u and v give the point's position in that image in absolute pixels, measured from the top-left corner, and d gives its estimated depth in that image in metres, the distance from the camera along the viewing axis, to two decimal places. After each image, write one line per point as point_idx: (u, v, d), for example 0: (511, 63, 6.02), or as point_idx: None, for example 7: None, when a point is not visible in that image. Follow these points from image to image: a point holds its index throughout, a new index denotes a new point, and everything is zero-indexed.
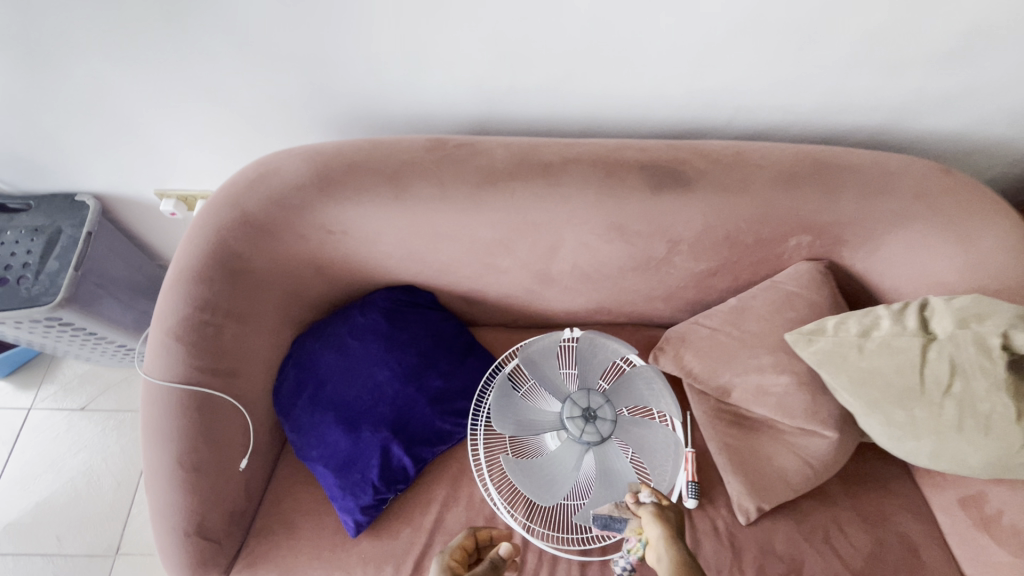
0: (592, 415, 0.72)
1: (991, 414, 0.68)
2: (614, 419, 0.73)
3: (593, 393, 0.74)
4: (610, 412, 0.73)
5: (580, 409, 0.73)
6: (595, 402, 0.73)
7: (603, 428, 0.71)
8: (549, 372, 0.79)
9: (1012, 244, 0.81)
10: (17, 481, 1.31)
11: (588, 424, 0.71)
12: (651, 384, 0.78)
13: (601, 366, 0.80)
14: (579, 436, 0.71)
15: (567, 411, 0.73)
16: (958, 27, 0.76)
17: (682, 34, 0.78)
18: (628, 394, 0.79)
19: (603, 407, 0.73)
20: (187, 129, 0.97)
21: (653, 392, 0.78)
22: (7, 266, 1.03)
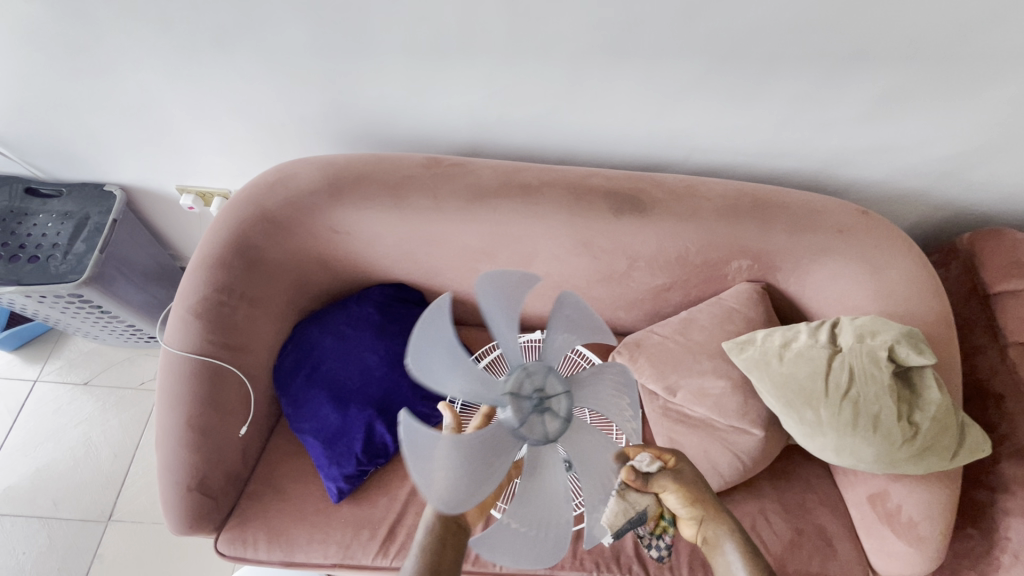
0: (547, 402, 0.62)
1: (878, 415, 0.83)
2: (565, 388, 0.64)
3: (534, 375, 0.62)
4: (558, 385, 0.64)
5: (530, 403, 0.61)
6: (541, 384, 0.62)
7: (561, 406, 0.63)
8: (461, 375, 0.60)
9: (915, 277, 0.96)
10: (20, 447, 1.40)
11: (546, 415, 0.62)
12: (570, 317, 0.67)
13: (514, 322, 0.65)
14: (546, 434, 0.62)
15: (520, 416, 0.60)
16: (873, 94, 0.92)
17: (646, 83, 0.93)
18: (556, 340, 0.67)
19: (549, 383, 0.63)
20: (215, 133, 1.09)
21: (576, 327, 0.68)
22: (36, 245, 1.13)
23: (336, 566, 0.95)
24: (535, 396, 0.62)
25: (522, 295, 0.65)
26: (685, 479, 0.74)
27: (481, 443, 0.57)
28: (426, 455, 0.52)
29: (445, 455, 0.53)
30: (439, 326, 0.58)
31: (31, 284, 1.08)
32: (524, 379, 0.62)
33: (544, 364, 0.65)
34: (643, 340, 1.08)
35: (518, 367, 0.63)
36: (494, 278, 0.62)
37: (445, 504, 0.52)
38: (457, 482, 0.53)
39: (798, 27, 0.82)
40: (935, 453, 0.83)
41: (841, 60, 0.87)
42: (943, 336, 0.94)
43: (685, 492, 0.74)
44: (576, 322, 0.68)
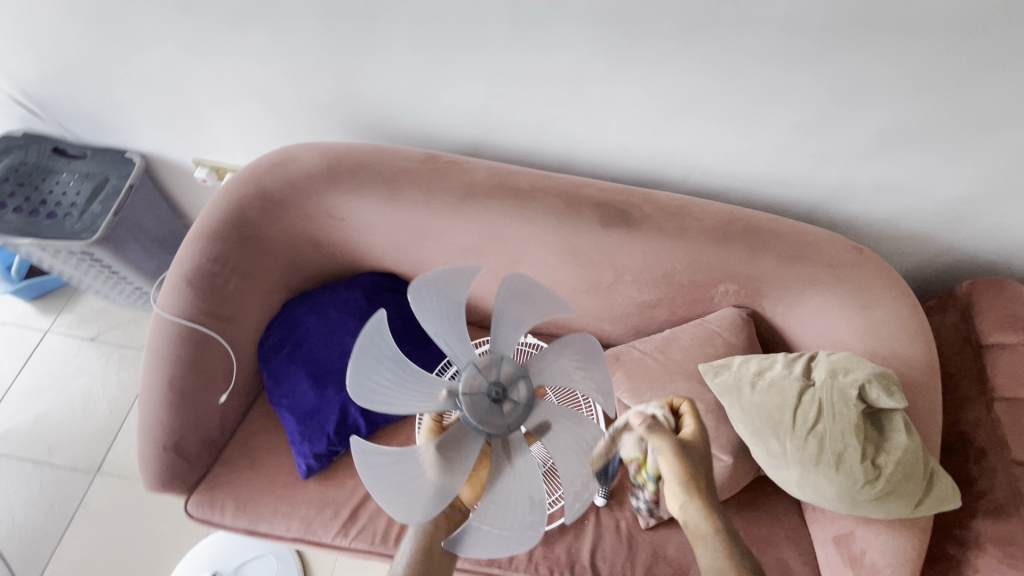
0: (502, 391, 0.60)
1: (842, 452, 0.83)
2: (523, 376, 0.62)
3: (488, 367, 0.61)
4: (514, 373, 0.62)
5: (484, 396, 0.60)
6: (495, 375, 0.61)
7: (521, 394, 0.61)
8: (410, 387, 0.60)
9: (902, 319, 0.94)
10: (24, 393, 1.47)
11: (503, 405, 0.60)
12: (520, 298, 0.64)
13: (461, 315, 0.63)
14: (508, 424, 0.60)
15: (478, 413, 0.59)
16: (872, 129, 0.91)
17: (646, 99, 0.94)
18: (510, 323, 0.65)
19: (501, 372, 0.62)
20: (231, 112, 1.14)
21: (528, 305, 0.65)
22: (56, 202, 1.19)
23: (297, 540, 0.97)
24: (488, 388, 0.60)
25: (466, 284, 0.62)
26: (688, 445, 0.71)
27: (440, 450, 0.59)
28: (384, 475, 0.55)
29: (404, 470, 0.56)
30: (378, 344, 0.57)
31: (46, 239, 1.14)
32: (475, 375, 0.61)
33: (497, 355, 0.63)
34: (622, 354, 1.07)
35: (468, 364, 0.62)
36: (427, 282, 0.60)
37: (414, 517, 0.55)
38: (422, 495, 0.56)
39: (798, 55, 0.83)
40: (898, 498, 0.82)
41: (841, 91, 0.86)
42: (926, 382, 0.92)
43: (679, 457, 0.70)
44: (527, 302, 0.65)
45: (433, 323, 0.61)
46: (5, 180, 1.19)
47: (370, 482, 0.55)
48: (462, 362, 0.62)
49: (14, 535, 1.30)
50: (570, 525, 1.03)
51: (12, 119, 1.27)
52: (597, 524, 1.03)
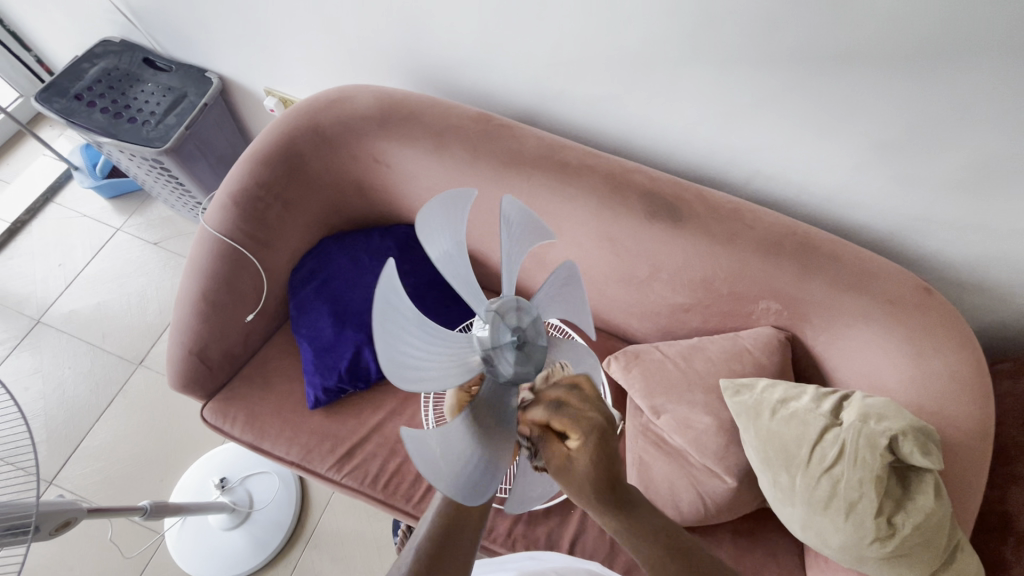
0: (526, 339, 0.56)
1: (855, 503, 0.76)
2: (537, 314, 0.59)
3: (505, 315, 0.56)
4: (529, 315, 0.58)
5: (508, 346, 0.55)
6: (513, 321, 0.56)
7: (537, 337, 0.58)
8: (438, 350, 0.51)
9: (964, 375, 0.84)
10: (90, 280, 1.60)
11: (526, 356, 0.56)
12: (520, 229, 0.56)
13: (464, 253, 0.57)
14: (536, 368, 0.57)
15: (508, 364, 0.54)
16: (971, 159, 0.81)
17: (717, 90, 0.88)
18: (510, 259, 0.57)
19: (521, 317, 0.57)
20: (302, 45, 1.16)
21: (523, 236, 0.57)
22: (137, 109, 1.26)
23: (293, 465, 1.01)
24: (511, 335, 0.55)
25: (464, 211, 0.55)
26: (576, 472, 0.53)
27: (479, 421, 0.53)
28: (437, 458, 0.48)
29: (451, 449, 0.50)
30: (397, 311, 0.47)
31: (124, 141, 1.21)
32: (495, 323, 0.55)
33: (510, 297, 0.58)
34: (642, 354, 1.01)
35: (489, 314, 0.56)
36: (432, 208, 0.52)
37: (471, 493, 0.50)
38: (474, 473, 0.50)
39: (897, 61, 0.74)
40: (909, 564, 0.75)
41: (940, 109, 0.77)
42: (974, 450, 0.82)
43: (571, 487, 0.54)
44: (523, 233, 0.57)
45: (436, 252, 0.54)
46: (97, 82, 1.27)
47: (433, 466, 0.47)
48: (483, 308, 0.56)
49: (62, 404, 1.43)
50: (556, 510, 1.02)
51: (113, 26, 1.35)
52: (583, 517, 1.01)
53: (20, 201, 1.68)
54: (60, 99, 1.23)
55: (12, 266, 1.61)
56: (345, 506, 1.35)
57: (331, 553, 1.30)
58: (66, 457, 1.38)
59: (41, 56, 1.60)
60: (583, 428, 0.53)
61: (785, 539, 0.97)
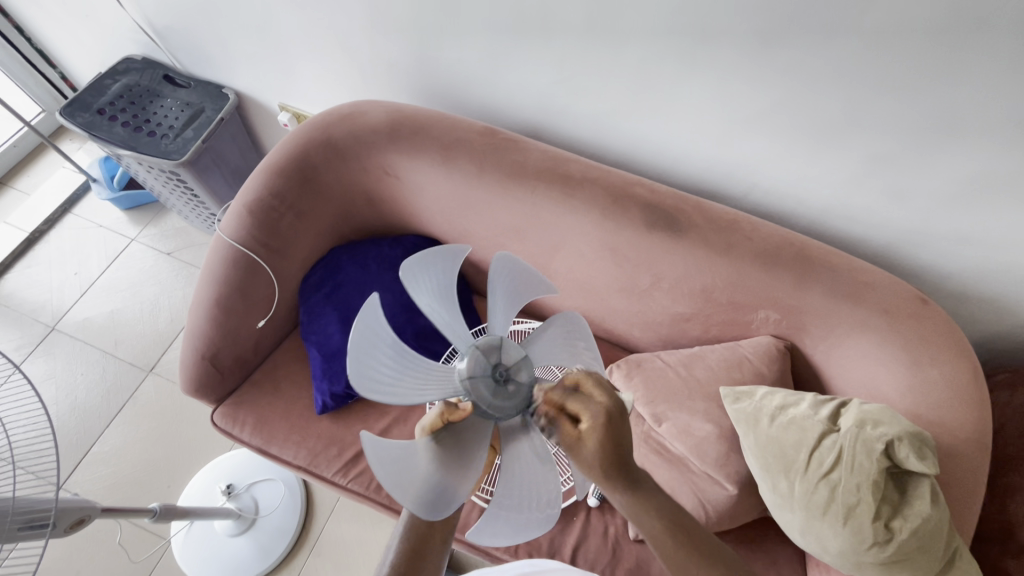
0: (503, 372, 0.62)
1: (853, 509, 0.77)
2: (500, 342, 0.64)
3: (477, 370, 0.61)
4: (494, 351, 0.63)
5: (491, 390, 0.60)
6: (485, 369, 0.61)
7: (511, 362, 0.63)
8: (412, 372, 0.59)
9: (960, 383, 0.85)
10: (104, 288, 1.64)
11: (510, 385, 0.62)
12: (426, 287, 0.62)
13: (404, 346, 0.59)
14: (530, 383, 0.63)
15: (512, 400, 0.61)
16: (961, 172, 0.84)
17: (715, 105, 0.91)
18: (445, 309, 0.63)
19: (490, 359, 0.62)
20: (317, 61, 1.21)
21: (438, 274, 0.63)
22: (157, 123, 1.31)
23: (300, 469, 1.04)
24: (491, 378, 0.61)
25: (375, 328, 0.56)
26: (590, 456, 0.56)
27: (442, 445, 0.57)
28: (393, 468, 0.52)
29: (410, 467, 0.54)
30: (372, 343, 0.55)
31: (143, 153, 1.25)
32: (476, 380, 0.60)
33: (472, 347, 0.62)
34: (644, 362, 1.03)
35: (461, 382, 0.60)
36: (357, 361, 0.53)
37: (430, 513, 0.53)
38: (443, 497, 0.55)
39: (886, 78, 0.78)
40: (908, 569, 0.76)
41: (929, 124, 0.80)
42: (971, 458, 0.83)
43: (584, 468, 0.57)
44: (434, 270, 0.62)
45: (389, 375, 0.56)
46: (119, 97, 1.32)
47: (443, 505, 0.55)
48: (453, 376, 0.61)
49: (73, 409, 1.46)
50: (558, 517, 1.03)
51: (136, 44, 1.42)
52: (585, 524, 1.02)
53: (39, 212, 1.73)
54: (83, 113, 1.28)
55: (29, 275, 1.65)
56: (349, 514, 1.36)
57: (335, 561, 1.30)
58: (76, 462, 1.40)
59: (66, 72, 1.67)
60: (593, 409, 0.56)
61: (786, 548, 0.97)
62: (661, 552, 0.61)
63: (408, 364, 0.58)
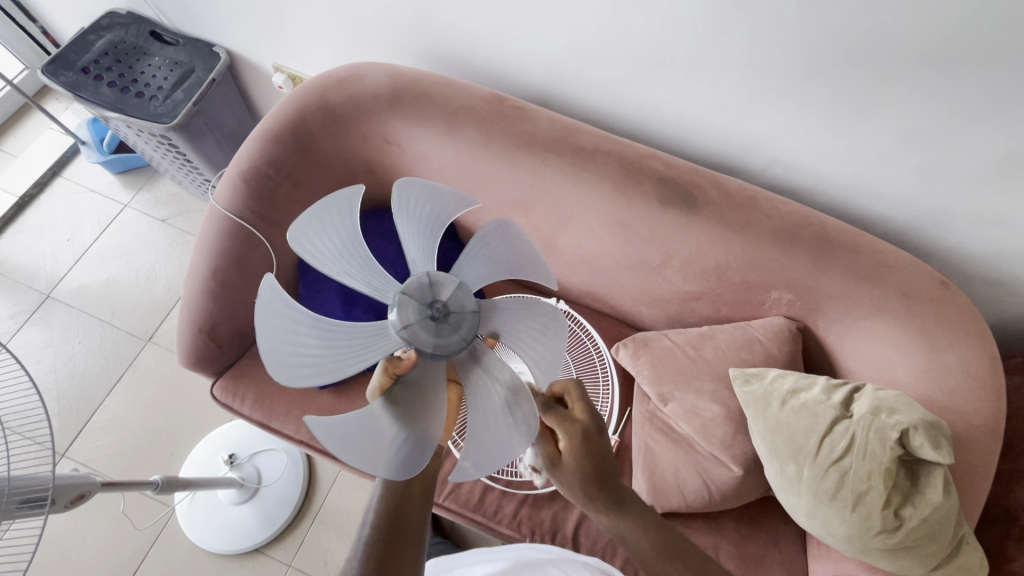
0: (439, 309, 0.56)
1: (862, 495, 0.77)
2: (428, 279, 0.58)
3: (411, 315, 0.56)
4: (424, 290, 0.57)
5: (432, 330, 0.56)
6: (417, 310, 0.56)
7: (445, 296, 0.57)
8: (339, 345, 0.55)
9: (976, 370, 0.83)
10: (99, 256, 1.60)
11: (452, 318, 0.57)
12: (334, 249, 0.58)
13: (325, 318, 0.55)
14: (470, 312, 0.58)
15: (455, 334, 0.57)
16: (995, 150, 0.79)
17: (738, 73, 0.85)
18: (364, 262, 0.59)
19: (422, 299, 0.57)
20: (312, 20, 1.14)
21: (338, 228, 0.57)
22: (145, 83, 1.24)
23: (302, 443, 1.03)
24: (427, 319, 0.56)
25: (283, 310, 0.53)
26: (567, 465, 0.63)
27: (398, 401, 0.55)
28: (351, 441, 0.51)
29: (369, 433, 0.52)
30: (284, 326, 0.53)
31: (131, 116, 1.19)
32: (412, 324, 0.56)
33: (400, 293, 0.57)
34: (652, 341, 1.01)
35: (399, 333, 0.56)
36: (270, 354, 0.52)
37: (405, 472, 0.52)
38: (411, 456, 0.53)
39: (928, 47, 0.72)
40: (915, 556, 0.76)
41: (969, 99, 0.75)
42: (981, 444, 0.81)
43: (563, 475, 0.64)
44: (334, 226, 0.57)
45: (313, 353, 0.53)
46: (104, 55, 1.25)
47: (414, 465, 0.53)
48: (389, 329, 0.57)
49: (73, 379, 1.45)
50: (560, 493, 1.03)
51: None
52: None
53: (28, 176, 1.68)
54: (67, 72, 1.21)
55: (20, 241, 1.61)
56: (351, 484, 1.37)
57: (338, 529, 1.32)
58: (77, 430, 1.40)
59: (47, 27, 1.58)
60: (570, 429, 0.61)
61: (787, 527, 0.97)
62: (637, 556, 0.66)
63: (333, 336, 0.55)
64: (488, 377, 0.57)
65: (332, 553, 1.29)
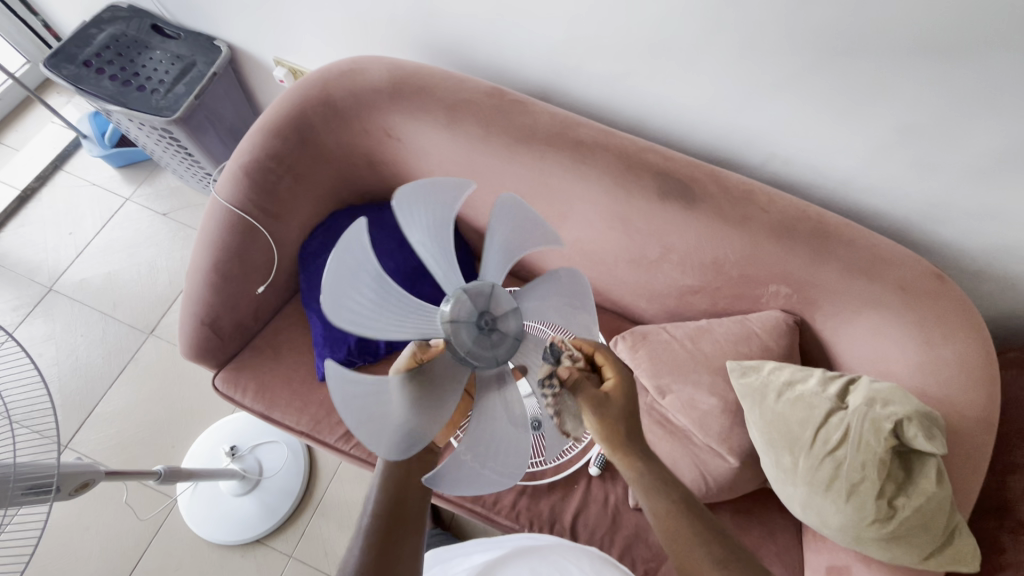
0: (487, 320, 0.59)
1: (857, 486, 0.78)
2: (490, 289, 0.60)
3: (462, 317, 0.58)
4: (482, 299, 0.59)
5: (473, 337, 0.58)
6: (471, 313, 0.58)
7: (497, 311, 0.60)
8: (389, 308, 0.55)
9: (971, 363, 0.84)
10: (100, 249, 1.61)
11: (495, 335, 0.59)
12: (422, 226, 0.58)
13: (389, 280, 0.55)
14: (511, 334, 0.60)
15: (490, 348, 0.59)
16: (991, 145, 0.80)
17: (737, 68, 0.86)
18: (441, 247, 0.60)
19: (475, 306, 0.59)
20: (312, 13, 1.14)
21: (437, 209, 0.59)
22: (146, 77, 1.24)
23: (303, 435, 1.04)
24: (474, 327, 0.58)
25: (362, 257, 0.52)
26: (610, 406, 0.62)
27: (415, 386, 0.56)
28: (366, 413, 0.51)
29: (382, 410, 0.53)
30: (358, 257, 0.52)
31: (133, 110, 1.20)
32: (456, 326, 0.57)
33: (459, 291, 0.59)
34: (650, 334, 1.01)
35: (443, 325, 0.58)
36: (335, 290, 0.50)
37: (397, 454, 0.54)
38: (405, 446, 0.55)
39: (925, 41, 0.72)
40: (907, 546, 0.77)
41: (966, 95, 0.76)
42: (976, 436, 0.82)
43: (605, 423, 0.61)
44: (432, 203, 0.58)
45: (364, 306, 0.53)
46: (105, 48, 1.25)
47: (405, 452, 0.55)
48: (435, 318, 0.58)
49: (75, 371, 1.46)
50: (559, 485, 1.04)
51: None
52: (585, 492, 1.03)
53: (29, 169, 1.68)
54: (68, 66, 1.22)
55: (22, 234, 1.61)
56: (352, 476, 1.38)
57: (339, 520, 1.33)
58: (80, 422, 1.41)
59: (48, 20, 1.58)
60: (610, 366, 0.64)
61: (784, 519, 0.98)
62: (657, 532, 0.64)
63: (385, 297, 0.55)
64: (501, 399, 0.60)
65: (332, 544, 1.31)
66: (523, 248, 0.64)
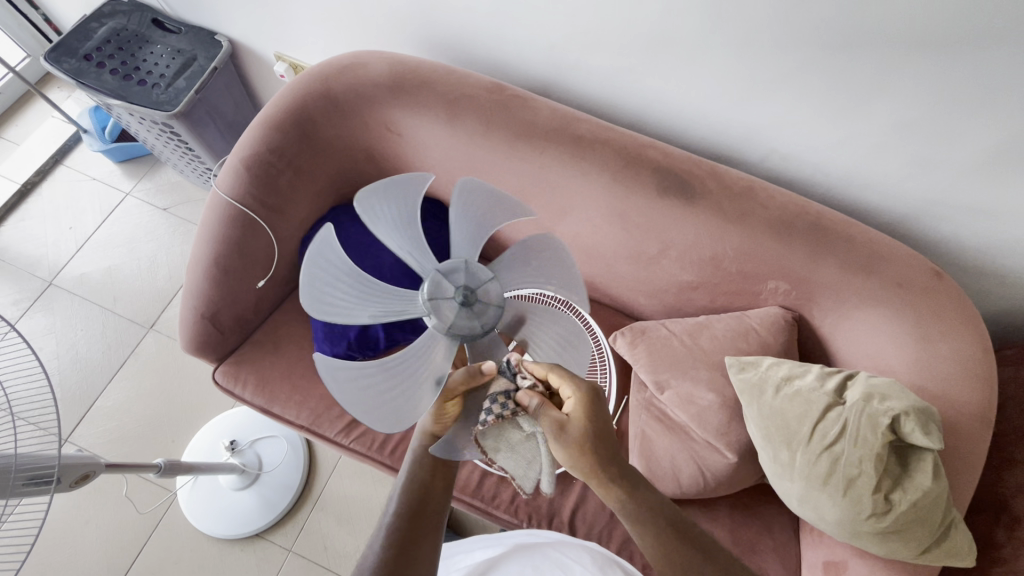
0: (470, 296, 0.62)
1: (853, 481, 0.79)
2: (490, 279, 0.63)
3: (451, 279, 0.62)
4: (477, 281, 0.63)
5: (449, 300, 0.61)
6: (460, 281, 0.62)
7: (483, 295, 0.62)
8: (406, 239, 0.64)
9: (968, 359, 0.84)
10: (101, 244, 1.61)
11: (468, 311, 0.61)
12: (469, 212, 0.66)
13: (416, 224, 0.65)
14: (481, 321, 0.62)
15: (455, 317, 0.61)
16: (990, 141, 0.80)
17: (736, 63, 0.86)
18: (472, 236, 0.67)
19: (467, 281, 0.62)
20: (313, 8, 1.14)
21: (485, 210, 0.66)
22: (147, 71, 1.24)
23: (303, 429, 1.04)
24: (455, 294, 0.61)
25: (413, 193, 0.63)
26: (571, 430, 0.63)
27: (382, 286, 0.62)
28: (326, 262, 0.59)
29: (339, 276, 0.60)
30: (407, 189, 0.62)
31: (134, 104, 1.20)
32: (441, 283, 0.62)
33: (462, 262, 0.64)
34: (649, 330, 1.02)
35: (432, 275, 0.63)
36: (379, 194, 0.62)
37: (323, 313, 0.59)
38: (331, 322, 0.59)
39: (924, 38, 0.72)
40: (903, 540, 0.77)
41: (964, 91, 0.76)
42: (972, 432, 0.83)
43: (566, 449, 0.64)
44: (488, 210, 0.66)
45: (387, 224, 0.63)
46: (106, 42, 1.25)
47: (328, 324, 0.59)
48: (429, 270, 0.63)
49: (75, 365, 1.46)
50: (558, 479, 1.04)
51: None
52: (584, 487, 1.03)
53: (29, 164, 1.68)
54: (69, 59, 1.22)
55: (22, 228, 1.61)
56: (351, 471, 1.38)
57: (338, 515, 1.34)
58: (80, 416, 1.41)
59: (49, 15, 1.58)
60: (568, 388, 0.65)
61: (781, 514, 0.98)
62: (641, 537, 0.64)
63: (405, 230, 0.64)
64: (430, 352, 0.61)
65: (331, 538, 1.31)
66: (552, 282, 0.69)
